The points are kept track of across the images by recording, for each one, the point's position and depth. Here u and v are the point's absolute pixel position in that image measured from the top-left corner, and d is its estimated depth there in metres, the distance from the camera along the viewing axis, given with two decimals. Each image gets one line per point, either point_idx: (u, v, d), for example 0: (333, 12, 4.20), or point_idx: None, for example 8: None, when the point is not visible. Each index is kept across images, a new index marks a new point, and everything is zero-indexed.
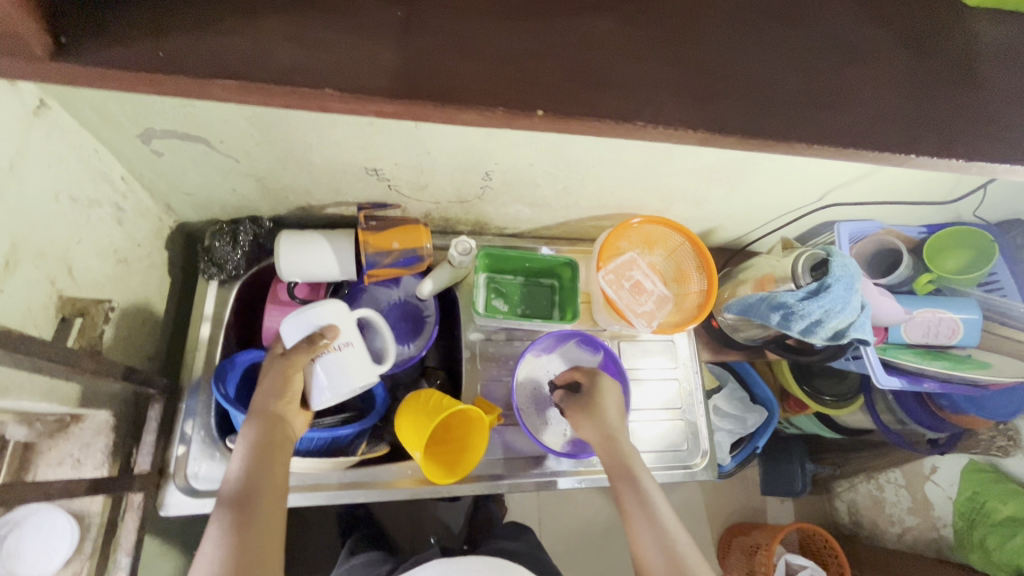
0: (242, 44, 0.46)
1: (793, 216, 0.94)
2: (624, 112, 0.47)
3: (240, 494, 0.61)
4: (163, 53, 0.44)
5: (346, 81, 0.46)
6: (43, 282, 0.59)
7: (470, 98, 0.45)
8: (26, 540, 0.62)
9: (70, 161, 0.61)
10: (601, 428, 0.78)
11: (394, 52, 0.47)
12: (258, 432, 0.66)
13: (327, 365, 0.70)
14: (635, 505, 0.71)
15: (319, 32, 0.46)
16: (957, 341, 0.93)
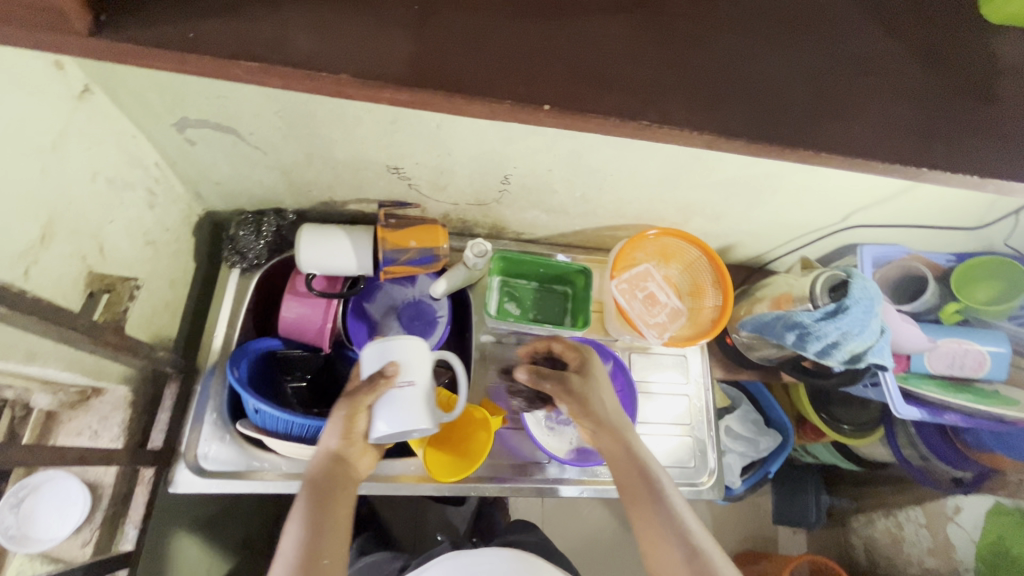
0: (266, 26, 0.45)
1: (814, 236, 0.93)
2: (639, 112, 0.46)
3: (304, 529, 0.64)
4: (193, 35, 0.44)
5: (363, 67, 0.45)
6: (74, 257, 0.62)
7: (484, 89, 0.44)
8: (41, 504, 0.66)
9: (108, 144, 0.64)
10: (599, 423, 0.74)
11: (410, 39, 0.46)
12: (322, 468, 0.68)
13: (391, 402, 0.67)
14: (651, 508, 0.68)
15: (339, 19, 0.46)
16: (983, 376, 0.91)
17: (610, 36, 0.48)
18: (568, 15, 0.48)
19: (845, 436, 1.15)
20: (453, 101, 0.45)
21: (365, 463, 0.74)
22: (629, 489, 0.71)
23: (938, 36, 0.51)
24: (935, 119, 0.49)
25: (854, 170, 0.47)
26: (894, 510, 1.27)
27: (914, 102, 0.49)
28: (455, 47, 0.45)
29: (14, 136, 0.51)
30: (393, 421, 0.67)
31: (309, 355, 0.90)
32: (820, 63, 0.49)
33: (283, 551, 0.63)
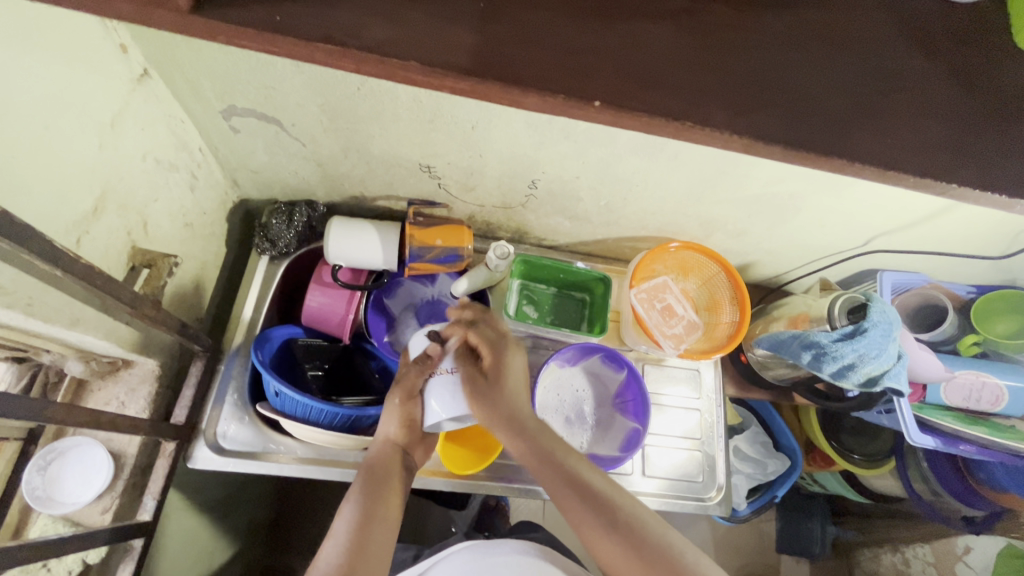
0: (347, 15, 0.44)
1: (834, 259, 0.93)
2: (683, 113, 0.43)
3: (356, 511, 0.67)
4: (281, 18, 0.43)
5: (433, 58, 0.43)
6: (121, 231, 0.65)
7: (540, 84, 0.42)
8: (67, 469, 0.69)
9: (160, 127, 0.67)
10: (504, 420, 0.72)
11: (474, 32, 0.44)
12: (380, 456, 0.74)
13: (441, 383, 0.73)
14: (581, 510, 0.67)
15: (413, 13, 0.45)
16: (1000, 410, 0.89)
17: (657, 43, 0.46)
18: (615, 19, 0.46)
19: (858, 467, 1.14)
20: (510, 94, 0.43)
21: (419, 457, 0.78)
22: (563, 500, 0.68)
23: (992, 56, 0.50)
24: (977, 139, 0.47)
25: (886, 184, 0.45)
26: (901, 545, 1.25)
27: (954, 124, 0.46)
28: (512, 42, 0.44)
29: (78, 111, 0.54)
30: (446, 400, 0.73)
31: (329, 344, 0.94)
32: (870, 78, 0.47)
33: (336, 527, 0.66)
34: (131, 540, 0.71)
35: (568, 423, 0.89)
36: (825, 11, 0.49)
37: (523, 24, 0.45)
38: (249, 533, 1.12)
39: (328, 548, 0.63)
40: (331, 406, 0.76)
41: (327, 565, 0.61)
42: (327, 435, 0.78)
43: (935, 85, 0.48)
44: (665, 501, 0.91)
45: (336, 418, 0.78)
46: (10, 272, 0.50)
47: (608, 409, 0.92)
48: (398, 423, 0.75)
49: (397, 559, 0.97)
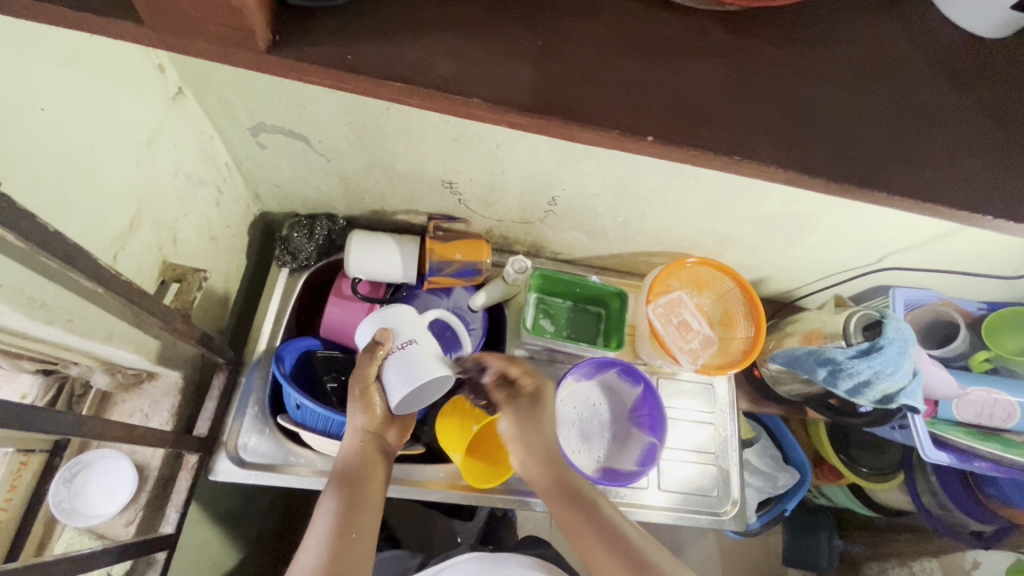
0: (413, 52, 0.43)
1: (847, 275, 0.94)
2: (729, 147, 0.44)
3: (335, 503, 0.66)
4: (352, 56, 0.42)
5: (491, 91, 0.43)
6: (153, 247, 0.66)
7: (593, 117, 0.43)
8: (91, 481, 0.71)
9: (191, 144, 0.69)
10: (536, 452, 0.75)
11: (531, 67, 0.44)
12: (353, 447, 0.71)
13: (394, 365, 0.70)
14: (604, 549, 0.68)
15: (472, 46, 0.44)
16: (1011, 427, 0.88)
17: (704, 78, 0.45)
18: (665, 52, 0.46)
19: (864, 480, 1.15)
20: (567, 130, 0.44)
21: (394, 437, 0.76)
22: (568, 520, 0.71)
23: None
24: (1006, 167, 0.47)
25: (917, 213, 0.46)
26: (909, 560, 1.25)
27: (983, 155, 0.47)
28: (563, 77, 0.44)
29: (120, 132, 0.56)
30: (401, 377, 0.69)
31: (348, 356, 0.93)
32: (907, 108, 0.47)
33: (317, 524, 0.65)
34: (154, 553, 0.71)
35: (586, 437, 0.90)
36: (867, 41, 0.49)
37: (570, 52, 0.45)
38: (261, 544, 1.12)
39: (311, 543, 0.63)
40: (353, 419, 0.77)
41: (311, 559, 0.61)
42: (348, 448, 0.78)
43: (968, 113, 0.48)
44: (676, 515, 0.92)
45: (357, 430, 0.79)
46: (53, 288, 0.52)
47: (623, 423, 0.93)
48: (362, 412, 0.72)
49: (401, 566, 0.97)
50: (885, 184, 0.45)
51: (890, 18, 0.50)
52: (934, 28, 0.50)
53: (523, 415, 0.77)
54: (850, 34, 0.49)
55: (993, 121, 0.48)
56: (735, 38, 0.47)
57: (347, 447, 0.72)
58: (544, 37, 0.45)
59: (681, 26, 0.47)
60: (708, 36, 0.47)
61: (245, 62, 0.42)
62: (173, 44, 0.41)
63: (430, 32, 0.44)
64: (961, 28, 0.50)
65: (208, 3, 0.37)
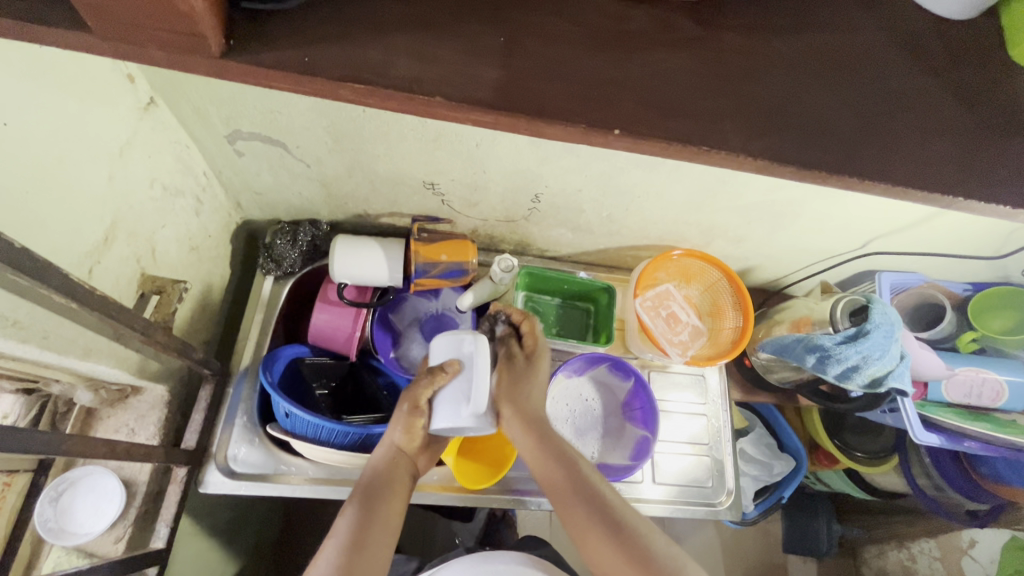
0: (371, 52, 0.43)
1: (833, 262, 0.94)
2: (700, 137, 0.44)
3: (356, 514, 0.65)
4: (310, 59, 0.42)
5: (455, 89, 0.43)
6: (131, 259, 0.65)
7: (560, 112, 0.42)
8: (77, 499, 0.70)
9: (166, 154, 0.68)
10: (525, 409, 0.74)
11: (497, 66, 0.44)
12: (384, 460, 0.71)
13: (447, 401, 0.69)
14: (582, 508, 0.66)
15: (435, 43, 0.43)
16: (1001, 406, 0.90)
17: (673, 70, 0.45)
18: (633, 44, 0.46)
19: (860, 464, 1.15)
20: (535, 125, 0.43)
21: (423, 464, 0.76)
22: (546, 484, 0.70)
23: (1000, 61, 0.50)
24: (983, 151, 0.47)
25: (894, 199, 0.46)
26: (906, 541, 1.26)
27: (955, 137, 0.47)
28: (532, 75, 0.44)
29: (89, 144, 0.55)
30: (451, 413, 0.69)
31: (336, 362, 0.94)
32: (876, 92, 0.47)
33: (336, 532, 0.64)
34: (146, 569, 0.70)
35: (579, 433, 0.90)
36: (834, 28, 0.49)
37: (536, 48, 0.45)
38: (259, 555, 1.12)
39: (327, 552, 0.62)
40: (343, 425, 0.76)
41: (327, 567, 0.60)
42: (339, 455, 0.77)
43: (941, 96, 0.48)
44: (672, 507, 0.92)
45: (348, 437, 0.78)
46: (25, 306, 0.51)
47: (616, 417, 0.93)
48: (404, 430, 0.72)
49: (398, 570, 0.97)
50: (859, 169, 0.45)
51: (858, 2, 0.50)
52: (903, 12, 0.50)
53: (514, 371, 0.78)
54: (819, 20, 0.49)
55: (966, 104, 0.48)
56: (702, 26, 0.47)
57: (376, 460, 0.72)
58: (512, 34, 0.45)
59: (649, 19, 0.47)
60: (676, 27, 0.47)
61: (200, 69, 0.42)
62: (129, 54, 0.40)
63: (390, 31, 0.44)
64: (929, 10, 0.50)
65: (156, 11, 0.36)
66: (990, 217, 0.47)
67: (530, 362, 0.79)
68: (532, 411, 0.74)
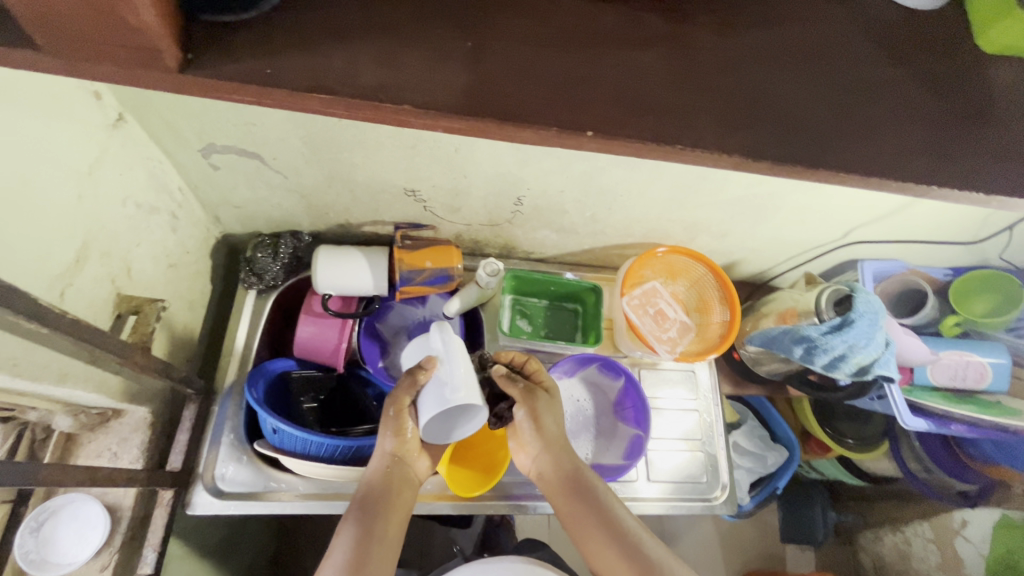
0: (333, 62, 0.43)
1: (816, 252, 0.95)
2: (671, 137, 0.44)
3: (354, 532, 0.64)
4: (273, 71, 0.42)
5: (419, 96, 0.43)
6: (105, 279, 0.64)
7: (527, 116, 0.42)
8: (60, 528, 0.68)
9: (139, 171, 0.66)
10: (553, 444, 0.73)
11: (468, 67, 0.43)
12: (379, 470, 0.69)
13: (431, 393, 0.66)
14: (605, 542, 0.68)
15: (396, 51, 0.43)
16: (987, 387, 0.92)
17: (641, 68, 0.46)
18: (601, 45, 0.46)
19: (851, 450, 1.16)
20: (502, 129, 0.43)
21: (422, 465, 0.74)
22: (570, 517, 0.71)
23: (965, 50, 0.50)
24: (953, 139, 0.47)
25: (868, 189, 0.46)
26: (901, 525, 1.28)
27: (926, 127, 0.47)
28: (504, 76, 0.43)
29: (55, 164, 0.54)
30: (432, 412, 0.65)
31: (324, 374, 0.92)
32: (846, 82, 0.48)
33: (334, 552, 0.63)
34: None
35: (572, 435, 0.90)
36: (801, 21, 0.49)
37: (499, 54, 0.45)
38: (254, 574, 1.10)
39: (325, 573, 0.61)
40: (336, 439, 0.75)
41: None
42: (330, 469, 0.76)
43: (910, 86, 0.48)
44: (670, 504, 0.92)
45: (337, 451, 0.77)
46: None
47: (608, 417, 0.92)
48: (394, 435, 0.69)
49: None
50: (831, 161, 0.45)
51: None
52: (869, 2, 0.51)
53: (543, 405, 0.74)
54: (784, 14, 0.49)
55: (935, 91, 0.48)
56: (670, 23, 0.47)
57: (371, 469, 0.70)
58: (479, 38, 0.45)
59: (616, 19, 0.47)
60: (644, 24, 0.47)
61: (156, 84, 0.41)
62: (89, 72, 0.40)
63: (352, 40, 0.44)
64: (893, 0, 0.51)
65: (106, 25, 0.36)
66: (965, 204, 0.47)
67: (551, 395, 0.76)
68: (561, 442, 0.74)
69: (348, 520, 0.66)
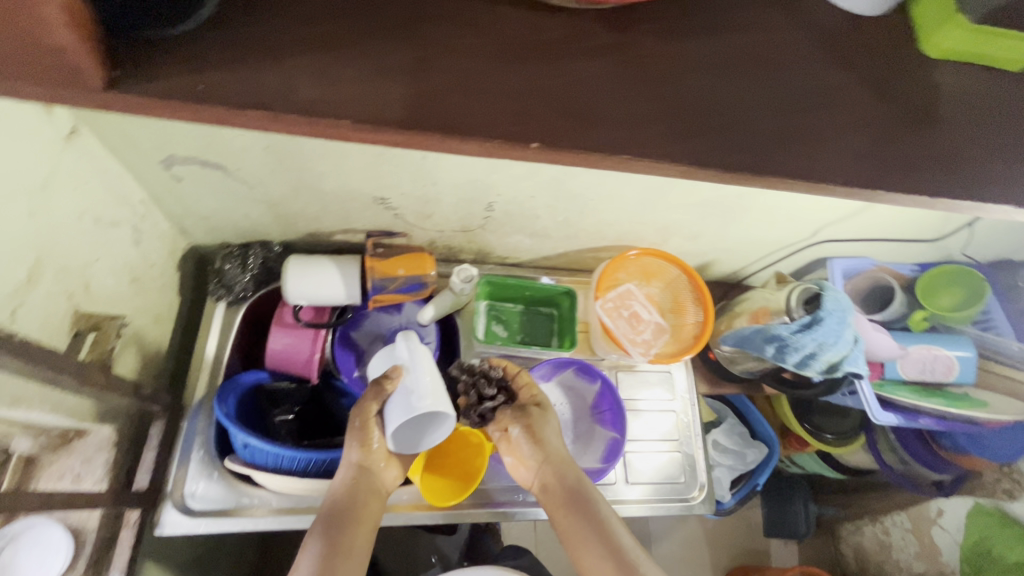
0: (270, 79, 0.44)
1: (787, 252, 0.96)
2: (620, 146, 0.45)
3: (321, 545, 0.63)
4: (205, 87, 0.43)
5: (358, 111, 0.44)
6: (61, 296, 0.62)
7: (472, 129, 0.43)
8: (21, 555, 0.60)
9: (96, 185, 0.65)
10: (551, 457, 0.76)
11: (405, 84, 0.45)
12: (345, 482, 0.69)
13: (397, 403, 0.66)
14: (598, 553, 0.68)
15: (344, 71, 0.44)
16: (954, 379, 0.94)
17: (588, 79, 0.47)
18: (550, 58, 0.47)
19: (830, 445, 1.17)
20: (448, 142, 0.44)
21: (390, 476, 0.73)
22: (566, 530, 0.71)
23: (911, 57, 0.52)
24: (898, 144, 0.49)
25: (818, 194, 0.48)
26: (881, 516, 1.30)
27: (871, 132, 0.49)
28: (444, 93, 0.45)
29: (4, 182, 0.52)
30: (397, 421, 0.65)
31: (297, 386, 0.90)
32: (793, 89, 0.49)
33: (298, 567, 0.62)
34: None
35: None
36: (747, 30, 0.51)
37: (448, 70, 0.46)
38: None
39: None
40: (307, 453, 0.74)
41: None
42: (302, 483, 0.75)
43: (854, 93, 0.50)
44: (649, 506, 0.92)
45: (309, 464, 0.76)
46: None
47: (585, 420, 0.93)
48: (359, 445, 0.69)
49: None
50: (776, 169, 0.46)
51: (771, 3, 0.52)
52: (815, 10, 0.52)
53: (538, 421, 0.78)
54: (732, 25, 0.51)
55: (880, 96, 0.50)
56: (616, 34, 0.48)
57: (338, 482, 0.69)
58: (420, 49, 0.46)
59: (562, 32, 0.48)
60: (592, 36, 0.48)
61: (89, 104, 0.42)
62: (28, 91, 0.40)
63: (292, 58, 0.44)
64: (841, 8, 0.53)
65: (24, 41, 0.37)
66: (914, 206, 0.48)
67: (547, 410, 0.80)
68: (558, 455, 0.76)
69: (314, 533, 0.65)
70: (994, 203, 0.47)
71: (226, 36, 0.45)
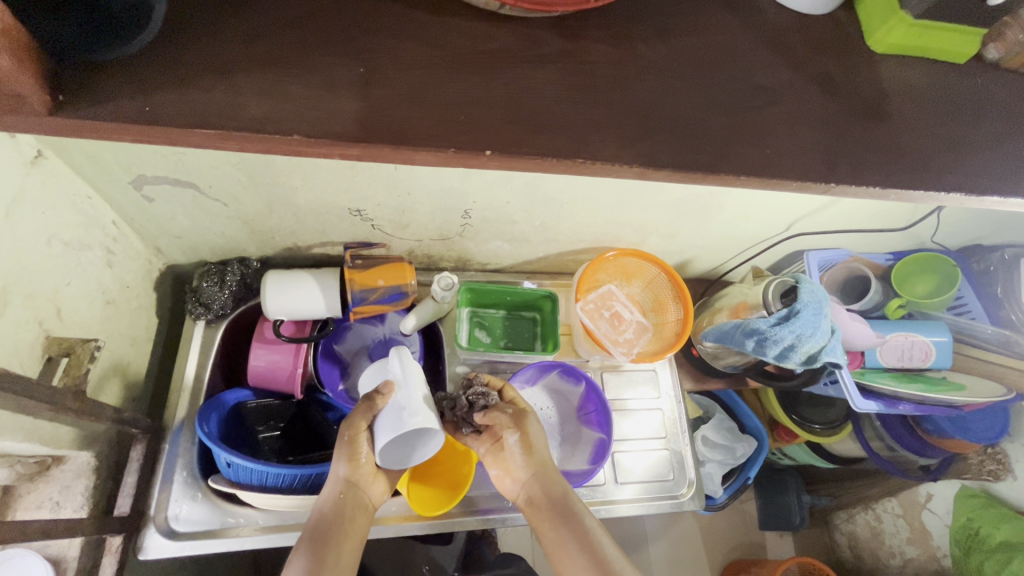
0: (220, 96, 0.44)
1: (764, 246, 0.97)
2: (572, 151, 0.46)
3: (306, 562, 0.62)
4: (151, 108, 0.43)
5: (314, 126, 0.44)
6: (31, 323, 0.62)
7: (424, 141, 0.44)
8: None
9: (64, 209, 0.64)
10: (538, 469, 0.75)
11: (358, 96, 0.45)
12: (332, 498, 0.68)
13: (387, 418, 0.66)
14: (584, 567, 0.68)
15: (290, 86, 0.45)
16: (931, 364, 0.95)
17: (539, 84, 0.48)
18: (508, 67, 0.48)
19: (819, 435, 1.18)
20: (401, 153, 0.45)
21: (377, 490, 0.73)
22: (551, 543, 0.70)
23: (857, 54, 0.54)
24: (849, 138, 0.51)
25: (770, 189, 0.49)
26: (871, 503, 1.32)
27: (821, 130, 0.50)
28: (397, 103, 0.46)
29: None
30: (387, 437, 0.64)
31: (282, 403, 0.91)
32: (743, 90, 0.50)
33: None
34: None
35: None
36: (697, 34, 0.52)
37: (405, 82, 0.46)
38: None
39: None
40: (292, 470, 0.73)
41: None
42: (287, 499, 0.75)
43: (804, 91, 0.51)
44: (639, 505, 0.93)
45: (296, 479, 0.75)
46: None
47: (572, 423, 0.93)
48: (347, 460, 0.68)
49: None
50: (722, 168, 0.47)
51: (719, 5, 0.53)
52: (764, 12, 0.54)
53: (532, 428, 0.76)
54: (681, 30, 0.52)
55: (828, 93, 0.52)
56: (571, 42, 0.49)
57: (325, 498, 0.69)
58: (368, 64, 0.46)
59: (519, 42, 0.49)
60: (542, 44, 0.49)
61: (35, 128, 0.43)
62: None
63: (242, 74, 0.45)
64: (790, 7, 0.55)
65: None
66: (865, 197, 0.50)
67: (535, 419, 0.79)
68: (545, 466, 0.75)
69: (300, 549, 0.64)
70: (937, 191, 0.50)
71: (181, 54, 0.45)
